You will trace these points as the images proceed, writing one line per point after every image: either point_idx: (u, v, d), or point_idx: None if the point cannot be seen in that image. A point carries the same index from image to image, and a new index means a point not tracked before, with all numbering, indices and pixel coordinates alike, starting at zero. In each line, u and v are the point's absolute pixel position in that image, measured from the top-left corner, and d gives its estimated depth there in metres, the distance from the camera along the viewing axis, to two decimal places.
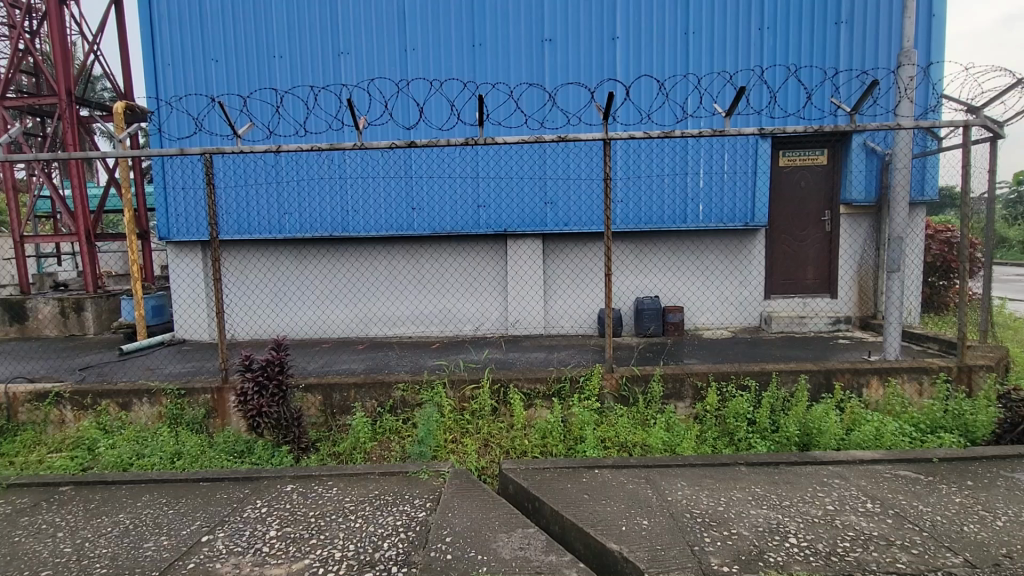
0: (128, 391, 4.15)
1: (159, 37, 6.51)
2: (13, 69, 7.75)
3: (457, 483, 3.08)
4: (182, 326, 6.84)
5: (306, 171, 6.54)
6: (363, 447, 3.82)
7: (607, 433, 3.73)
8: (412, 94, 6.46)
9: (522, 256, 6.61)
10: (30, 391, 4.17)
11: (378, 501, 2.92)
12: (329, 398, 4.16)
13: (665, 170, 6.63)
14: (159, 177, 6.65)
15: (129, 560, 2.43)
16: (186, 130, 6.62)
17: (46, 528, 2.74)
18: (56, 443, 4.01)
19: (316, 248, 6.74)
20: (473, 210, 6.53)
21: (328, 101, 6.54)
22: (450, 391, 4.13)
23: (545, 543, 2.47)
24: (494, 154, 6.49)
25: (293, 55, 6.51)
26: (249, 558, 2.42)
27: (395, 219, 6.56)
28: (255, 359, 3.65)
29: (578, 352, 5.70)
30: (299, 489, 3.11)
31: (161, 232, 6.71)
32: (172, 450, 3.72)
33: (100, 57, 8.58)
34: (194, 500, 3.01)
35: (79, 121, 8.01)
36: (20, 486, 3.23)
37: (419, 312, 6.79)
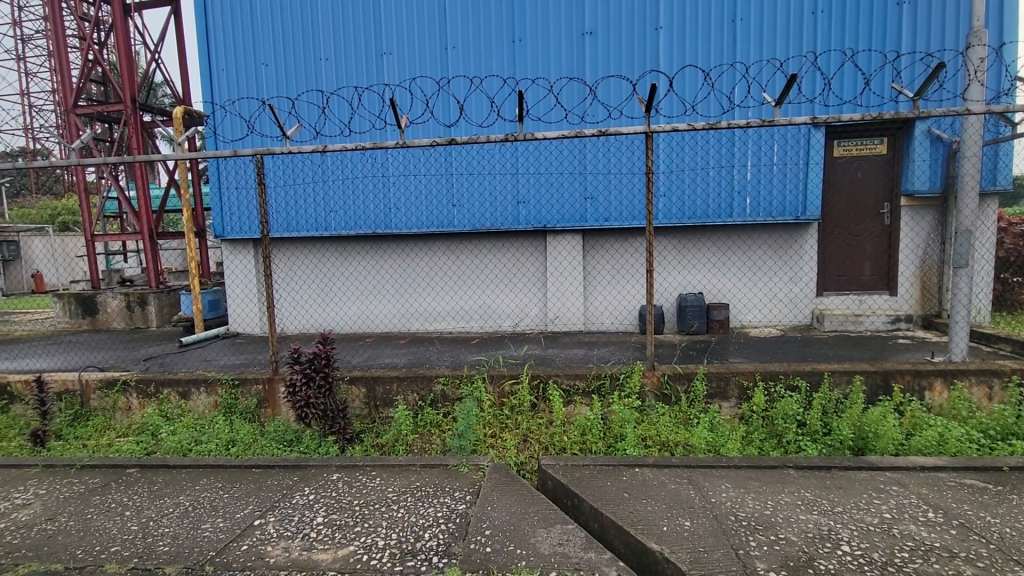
0: (187, 381, 4.39)
1: (214, 44, 6.82)
2: (84, 79, 8.28)
3: (496, 478, 3.11)
4: (236, 320, 7.18)
5: (351, 169, 6.72)
6: (405, 439, 3.91)
7: (648, 432, 3.67)
8: (453, 92, 6.53)
9: (561, 252, 6.58)
10: (101, 379, 4.47)
11: (419, 492, 2.98)
12: (372, 391, 4.26)
13: (710, 163, 6.44)
14: (214, 178, 6.98)
15: (189, 540, 2.58)
16: (239, 132, 6.92)
17: (115, 507, 2.93)
18: (123, 429, 4.29)
19: (361, 246, 6.92)
20: (514, 205, 6.54)
21: (372, 101, 6.69)
22: (490, 385, 4.15)
23: (584, 541, 2.46)
24: (534, 149, 6.47)
25: (339, 57, 6.68)
26: (298, 543, 2.52)
27: (436, 216, 6.65)
28: (303, 352, 3.79)
29: (618, 349, 5.62)
30: (345, 478, 3.21)
31: (217, 230, 7.05)
32: (227, 438, 3.91)
33: (161, 65, 9.06)
34: (248, 485, 3.16)
35: (143, 126, 8.49)
36: (93, 467, 3.48)
37: (459, 307, 6.85)
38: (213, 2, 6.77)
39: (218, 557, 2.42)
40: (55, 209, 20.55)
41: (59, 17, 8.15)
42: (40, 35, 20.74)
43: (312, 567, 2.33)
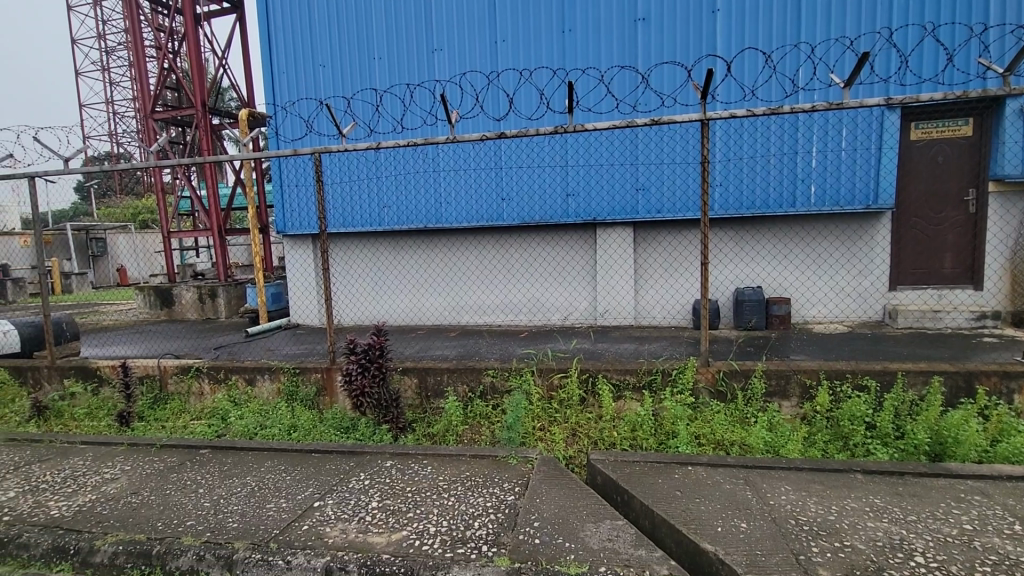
0: (253, 369, 4.64)
1: (276, 48, 7.14)
2: (160, 86, 8.88)
3: (545, 470, 3.11)
4: (297, 312, 7.54)
5: (404, 165, 6.88)
6: (455, 429, 3.98)
7: (702, 429, 3.56)
8: (502, 85, 6.53)
9: (611, 244, 6.48)
10: (177, 365, 4.80)
11: (469, 482, 3.02)
12: (424, 382, 4.36)
13: (771, 151, 6.14)
14: (277, 177, 7.33)
15: (255, 518, 2.73)
16: (299, 132, 7.22)
17: (190, 485, 3.15)
18: (196, 412, 4.61)
19: (412, 240, 7.08)
20: (563, 198, 6.49)
21: (424, 97, 6.80)
22: (539, 378, 4.16)
23: (635, 537, 2.42)
24: (584, 141, 6.40)
25: (391, 55, 6.83)
26: (355, 526, 2.62)
27: (486, 210, 6.69)
28: (358, 343, 3.96)
29: (671, 345, 5.48)
30: (398, 465, 3.31)
31: (279, 226, 7.40)
32: (289, 424, 4.12)
33: (228, 70, 9.57)
34: (308, 469, 3.32)
35: (212, 129, 9.02)
36: (171, 447, 3.76)
37: (509, 301, 6.87)
38: (275, 8, 7.07)
39: (282, 535, 2.56)
40: (136, 208, 22.29)
41: (138, 29, 8.77)
42: (123, 47, 22.46)
43: (368, 549, 2.42)
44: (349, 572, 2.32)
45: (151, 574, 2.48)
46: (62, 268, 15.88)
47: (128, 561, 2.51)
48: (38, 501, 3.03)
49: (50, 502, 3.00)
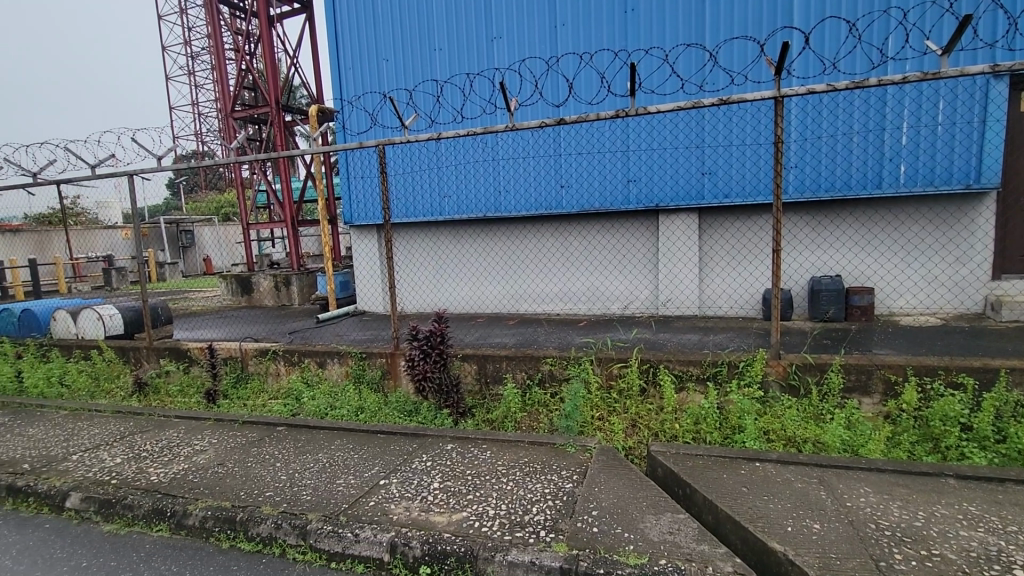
0: (323, 352, 4.90)
1: (342, 45, 7.40)
2: (238, 86, 9.46)
3: (604, 460, 3.08)
4: (363, 299, 7.86)
5: (464, 155, 6.97)
6: (514, 416, 4.02)
7: (771, 424, 3.39)
8: (562, 70, 6.45)
9: (675, 232, 6.27)
10: (256, 347, 5.15)
11: (527, 468, 3.06)
12: (483, 368, 4.43)
13: (854, 127, 5.70)
14: (344, 169, 7.64)
15: (327, 492, 2.90)
16: (364, 125, 7.48)
17: (269, 458, 3.39)
18: (274, 392, 4.93)
19: (472, 229, 7.16)
20: (624, 184, 6.34)
21: (483, 86, 6.83)
22: (598, 368, 4.10)
23: (698, 532, 2.35)
24: (647, 124, 6.21)
25: (452, 45, 6.90)
26: (418, 504, 2.72)
27: (545, 198, 6.66)
28: (421, 330, 4.11)
29: (738, 336, 5.24)
30: (458, 448, 3.39)
31: (346, 217, 7.71)
32: (357, 405, 4.32)
33: (299, 69, 10.03)
34: (374, 448, 3.47)
35: (285, 125, 9.51)
36: (251, 423, 4.05)
37: (567, 290, 6.82)
38: (341, 5, 7.32)
39: (351, 509, 2.70)
40: (220, 203, 24.04)
41: (219, 33, 9.37)
42: (207, 52, 24.11)
43: (430, 527, 2.50)
44: (412, 548, 2.40)
45: (236, 538, 2.69)
46: (158, 258, 17.41)
47: (215, 525, 2.74)
48: (140, 467, 3.35)
49: (150, 469, 3.32)
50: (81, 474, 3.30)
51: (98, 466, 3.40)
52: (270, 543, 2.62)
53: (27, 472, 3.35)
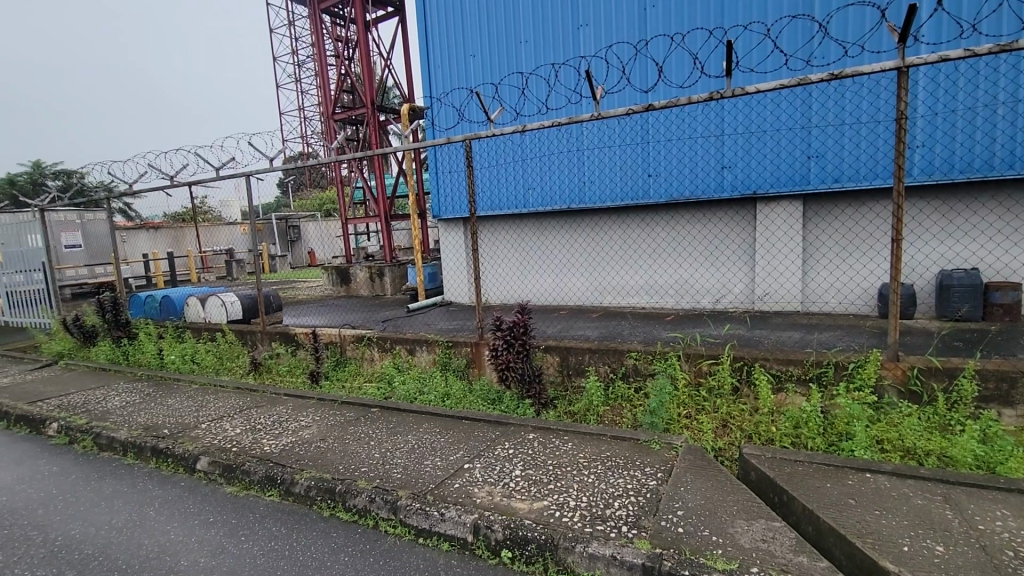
0: (413, 340, 5.14)
1: (432, 44, 7.66)
2: (339, 90, 10.12)
3: (691, 460, 2.96)
4: (450, 290, 8.13)
5: (548, 146, 6.95)
6: (596, 410, 3.97)
7: (886, 433, 3.06)
8: (651, 54, 6.22)
9: (775, 221, 5.83)
10: (353, 334, 5.51)
11: (610, 462, 3.01)
12: (566, 360, 4.40)
13: (999, 97, 4.96)
14: (433, 164, 7.92)
15: (416, 471, 3.05)
16: (451, 121, 7.71)
17: (364, 437, 3.63)
18: (369, 376, 5.26)
19: (556, 221, 7.13)
20: (718, 171, 6.00)
21: (569, 75, 6.75)
22: (686, 364, 3.93)
23: (795, 542, 2.19)
24: (744, 105, 5.82)
25: (537, 36, 6.88)
26: (500, 490, 2.78)
27: (632, 187, 6.47)
28: (504, 320, 4.17)
29: (847, 334, 4.78)
30: (540, 438, 3.42)
31: (434, 211, 8.01)
32: (443, 391, 4.49)
33: (392, 70, 10.53)
34: (459, 433, 3.59)
35: (379, 124, 10.04)
36: (349, 404, 4.36)
37: (654, 283, 6.60)
38: (431, 6, 7.56)
39: (437, 489, 2.82)
40: (323, 200, 25.98)
41: (322, 41, 10.07)
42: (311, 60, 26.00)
43: (512, 512, 2.55)
44: (495, 531, 2.46)
45: (335, 507, 2.91)
46: (270, 251, 19.19)
47: (318, 495, 2.98)
48: (255, 438, 3.73)
49: (264, 440, 3.68)
50: (209, 440, 3.74)
51: (222, 435, 3.83)
52: (365, 515, 2.81)
53: (166, 436, 3.85)
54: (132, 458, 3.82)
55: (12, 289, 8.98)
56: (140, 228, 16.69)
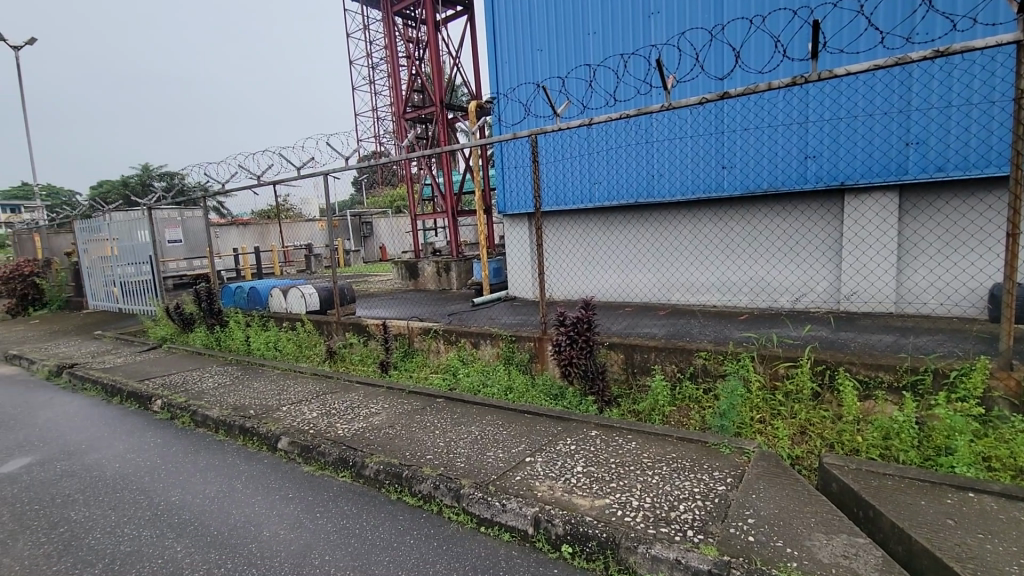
0: (477, 333, 5.23)
1: (500, 41, 7.72)
2: (409, 89, 10.44)
3: (764, 466, 2.80)
4: (514, 285, 8.18)
5: (615, 139, 6.81)
6: (662, 409, 3.85)
7: (994, 450, 2.75)
8: (728, 39, 5.91)
9: (865, 215, 5.38)
10: (421, 326, 5.68)
11: (675, 463, 2.91)
12: (630, 358, 4.31)
13: None
14: (499, 160, 8.00)
15: (479, 461, 3.11)
16: (518, 117, 7.74)
17: (430, 426, 3.74)
18: (435, 367, 5.41)
19: (623, 215, 6.97)
20: (801, 161, 5.62)
21: (638, 65, 6.57)
22: (760, 366, 3.73)
23: (882, 562, 2.02)
24: (832, 89, 5.41)
25: (606, 27, 6.74)
26: (562, 485, 2.77)
27: (704, 179, 6.20)
28: (568, 316, 4.14)
29: (948, 339, 4.34)
30: (603, 435, 3.37)
31: (499, 206, 8.08)
32: (506, 385, 4.54)
33: (461, 68, 10.71)
34: (522, 427, 3.62)
35: (448, 122, 10.26)
36: (416, 393, 4.51)
37: (726, 280, 6.31)
38: (499, 3, 7.61)
39: (500, 480, 2.86)
40: (393, 197, 27.01)
41: (395, 43, 10.41)
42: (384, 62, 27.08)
43: (573, 508, 2.53)
44: (555, 526, 2.46)
45: (402, 492, 3.02)
46: (345, 246, 20.20)
47: (386, 478, 3.11)
48: (330, 422, 3.95)
49: (339, 424, 3.89)
50: (289, 422, 4.00)
51: (300, 418, 4.09)
52: (429, 500, 2.90)
53: (252, 417, 4.17)
54: (223, 435, 4.16)
55: (125, 279, 10.04)
56: (232, 225, 18.15)
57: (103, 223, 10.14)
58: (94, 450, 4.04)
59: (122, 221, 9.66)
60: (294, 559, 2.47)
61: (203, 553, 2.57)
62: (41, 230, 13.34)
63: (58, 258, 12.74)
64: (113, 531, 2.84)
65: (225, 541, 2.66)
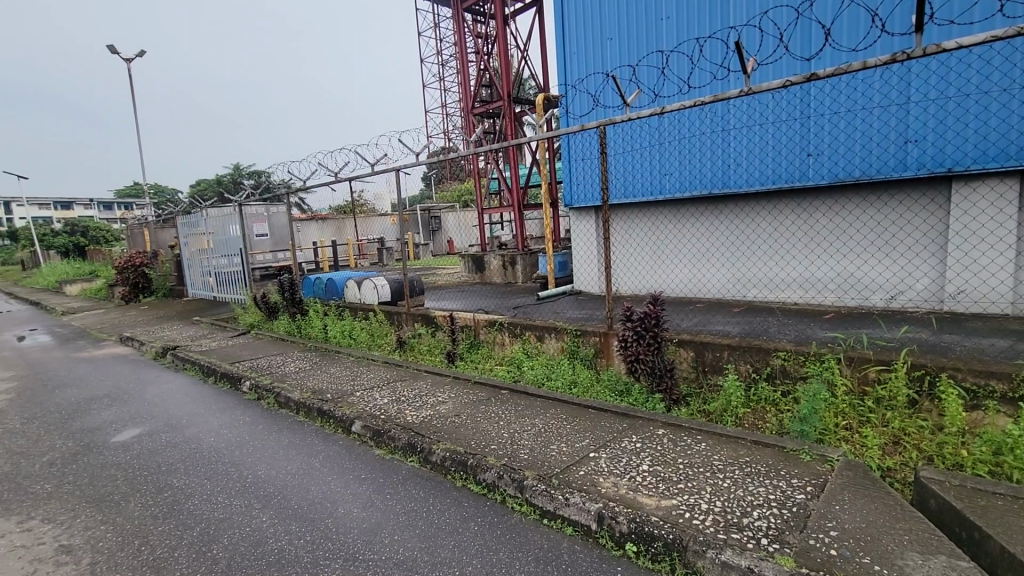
0: (542, 327, 5.22)
1: (569, 33, 7.64)
2: (477, 84, 10.57)
3: (850, 476, 2.60)
4: (581, 279, 8.10)
5: (689, 128, 6.54)
6: (735, 411, 3.66)
7: None
8: (817, 16, 5.49)
9: (976, 206, 4.82)
10: (486, 318, 5.76)
11: (749, 468, 2.77)
12: (701, 356, 4.13)
13: None
14: (567, 153, 7.93)
15: (542, 454, 3.11)
16: (586, 108, 7.63)
17: (494, 416, 3.79)
18: (500, 359, 5.47)
19: (695, 207, 6.70)
20: (900, 145, 5.14)
21: (715, 49, 6.25)
22: (847, 368, 3.46)
23: None
24: (939, 65, 4.89)
25: (680, 11, 6.45)
26: (626, 482, 2.71)
27: (787, 168, 5.82)
28: (635, 311, 4.04)
29: None
30: (670, 434, 3.27)
31: (566, 199, 8.01)
32: (571, 379, 4.50)
33: (529, 61, 10.69)
34: (586, 422, 3.58)
35: (515, 116, 10.29)
36: (481, 384, 4.58)
37: (809, 275, 5.90)
38: None
39: (563, 474, 2.85)
40: (461, 192, 27.54)
41: (464, 39, 10.57)
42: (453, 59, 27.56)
43: (637, 507, 2.47)
44: (620, 523, 2.41)
45: (467, 479, 3.09)
46: (415, 240, 20.87)
47: (452, 465, 3.19)
48: (400, 409, 4.10)
49: (407, 411, 4.04)
50: (362, 407, 4.20)
51: (372, 403, 4.28)
52: (493, 489, 2.94)
53: (329, 400, 4.42)
54: (303, 416, 4.44)
55: (219, 269, 10.94)
56: (311, 220, 19.29)
57: (201, 218, 11.08)
58: (193, 424, 4.45)
59: (217, 216, 10.50)
60: (365, 537, 2.60)
61: (285, 525, 2.76)
62: (149, 225, 14.81)
63: (163, 250, 14.10)
64: (208, 499, 3.11)
65: (304, 515, 2.84)
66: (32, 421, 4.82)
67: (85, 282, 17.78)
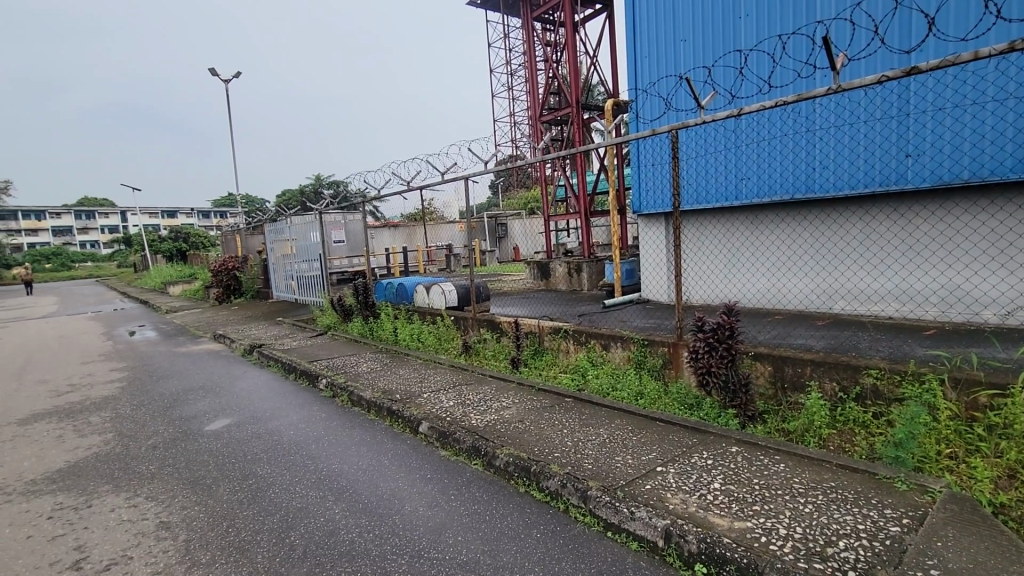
0: (608, 335, 5.12)
1: (641, 37, 7.52)
2: (546, 92, 10.62)
3: (955, 510, 2.34)
4: (649, 287, 7.88)
5: (769, 130, 6.22)
6: (818, 431, 3.40)
7: None
8: (918, 5, 5.06)
9: None
10: (552, 326, 5.73)
11: (836, 494, 2.55)
12: (780, 371, 3.89)
13: None
14: (636, 158, 7.78)
15: (606, 465, 3.05)
16: (658, 112, 7.46)
17: (558, 424, 3.76)
18: (564, 366, 5.43)
19: (774, 213, 6.34)
20: (1019, 143, 4.61)
21: (800, 46, 5.91)
22: (952, 392, 3.13)
23: None
24: None
25: (761, 7, 6.16)
26: (696, 500, 2.59)
27: (881, 171, 5.38)
28: (707, 321, 3.88)
29: None
30: (745, 453, 3.09)
31: (635, 206, 7.86)
32: (637, 390, 4.38)
33: (598, 67, 10.61)
34: (653, 434, 3.47)
35: (583, 122, 10.25)
36: (545, 391, 4.56)
37: (906, 287, 5.38)
38: None
39: (628, 487, 2.77)
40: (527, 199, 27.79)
41: (533, 48, 10.67)
42: None
43: (709, 526, 2.35)
44: (688, 542, 2.30)
45: (529, 485, 3.09)
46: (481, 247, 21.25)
47: (515, 471, 3.20)
48: (465, 412, 4.17)
49: (472, 414, 4.09)
50: (429, 408, 4.32)
51: (439, 405, 4.39)
52: (557, 498, 2.90)
53: (398, 401, 4.57)
54: (374, 415, 4.62)
55: (301, 273, 11.65)
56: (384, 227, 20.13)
57: (286, 226, 11.86)
58: (275, 417, 4.76)
59: (299, 224, 11.21)
60: (430, 535, 2.65)
61: (355, 517, 2.87)
62: (241, 232, 16.10)
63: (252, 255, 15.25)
64: (286, 488, 3.31)
65: (374, 510, 2.94)
66: (139, 408, 5.35)
67: (185, 283, 19.62)
